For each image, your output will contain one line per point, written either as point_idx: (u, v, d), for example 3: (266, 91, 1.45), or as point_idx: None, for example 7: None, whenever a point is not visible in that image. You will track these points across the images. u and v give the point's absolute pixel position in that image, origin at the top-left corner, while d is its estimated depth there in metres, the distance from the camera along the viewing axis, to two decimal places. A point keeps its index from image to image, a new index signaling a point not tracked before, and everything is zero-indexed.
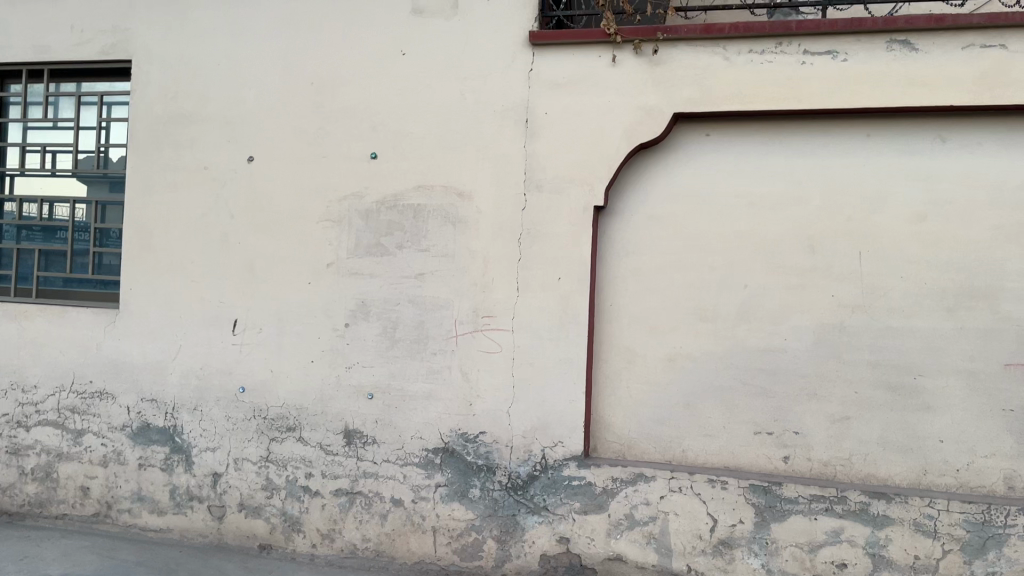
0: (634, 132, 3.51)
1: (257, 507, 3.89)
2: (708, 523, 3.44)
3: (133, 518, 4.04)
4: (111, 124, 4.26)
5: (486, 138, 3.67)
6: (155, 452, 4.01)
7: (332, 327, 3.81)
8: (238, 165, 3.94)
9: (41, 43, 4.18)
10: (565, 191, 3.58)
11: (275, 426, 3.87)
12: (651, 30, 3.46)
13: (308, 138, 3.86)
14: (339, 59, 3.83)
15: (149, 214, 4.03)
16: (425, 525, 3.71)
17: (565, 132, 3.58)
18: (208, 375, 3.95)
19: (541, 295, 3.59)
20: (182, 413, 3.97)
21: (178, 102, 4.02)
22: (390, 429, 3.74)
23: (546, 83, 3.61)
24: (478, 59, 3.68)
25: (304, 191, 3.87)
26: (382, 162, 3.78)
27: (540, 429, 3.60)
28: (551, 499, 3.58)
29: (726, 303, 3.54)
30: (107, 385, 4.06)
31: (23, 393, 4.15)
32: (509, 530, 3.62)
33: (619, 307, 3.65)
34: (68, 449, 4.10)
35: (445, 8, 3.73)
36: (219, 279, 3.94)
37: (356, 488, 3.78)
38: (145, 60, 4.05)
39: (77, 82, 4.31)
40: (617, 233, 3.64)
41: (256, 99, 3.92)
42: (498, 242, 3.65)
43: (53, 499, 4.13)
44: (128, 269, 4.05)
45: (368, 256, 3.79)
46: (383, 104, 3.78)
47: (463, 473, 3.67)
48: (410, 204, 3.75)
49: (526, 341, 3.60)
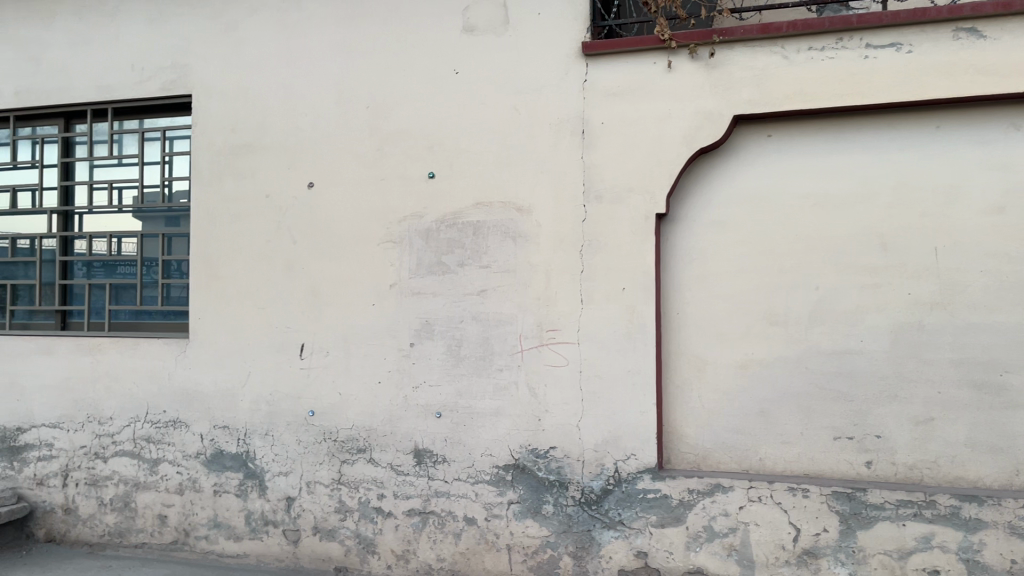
0: (694, 137, 3.46)
1: (331, 530, 3.89)
2: (791, 533, 3.34)
3: (210, 545, 4.06)
4: (174, 158, 4.34)
5: (544, 152, 3.65)
6: (229, 478, 4.04)
7: (397, 347, 3.82)
8: (299, 192, 3.99)
9: (105, 83, 4.29)
10: (626, 200, 3.54)
11: (345, 448, 3.88)
12: (706, 33, 3.42)
13: (367, 161, 3.90)
14: (394, 82, 3.87)
15: (214, 245, 4.10)
16: (499, 544, 3.67)
17: (623, 141, 3.55)
18: (278, 400, 3.98)
19: (607, 306, 3.55)
20: (254, 439, 4.01)
21: (239, 133, 4.09)
22: (460, 447, 3.73)
23: (601, 93, 3.59)
24: (532, 73, 3.68)
25: (364, 214, 3.89)
26: (440, 181, 3.79)
27: (612, 441, 3.54)
28: (626, 513, 3.51)
29: (798, 306, 3.46)
30: (181, 414, 4.12)
31: (100, 426, 4.23)
32: (585, 546, 3.56)
33: (687, 315, 3.59)
34: (145, 479, 4.16)
35: (496, 24, 3.74)
36: (285, 304, 3.99)
37: (429, 507, 3.77)
38: (205, 94, 4.14)
39: (140, 119, 4.42)
40: (680, 241, 3.60)
41: (314, 126, 3.98)
42: (560, 255, 3.62)
43: (132, 528, 4.18)
44: (196, 299, 4.12)
45: (430, 276, 3.80)
46: (439, 123, 3.80)
47: (535, 490, 3.63)
48: (470, 221, 3.75)
49: (594, 354, 3.56)
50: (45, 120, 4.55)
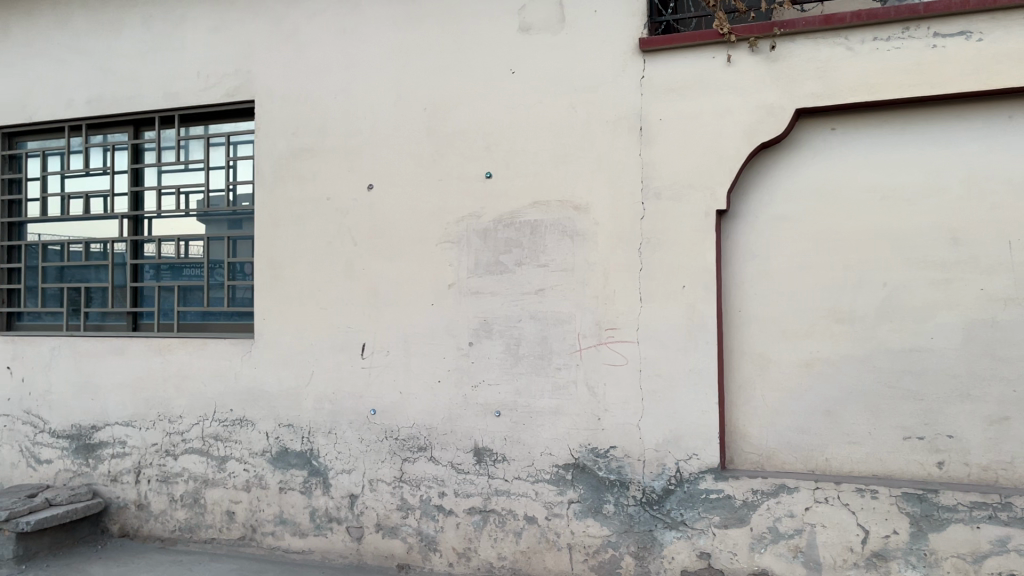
0: (755, 132, 3.41)
1: (394, 527, 3.94)
2: (859, 535, 3.26)
3: (277, 541, 4.14)
4: (238, 163, 4.43)
5: (601, 149, 3.63)
6: (294, 475, 4.12)
7: (456, 346, 3.85)
8: (359, 194, 4.05)
9: (171, 90, 4.41)
10: (686, 197, 3.50)
11: (406, 447, 3.93)
12: (767, 25, 3.36)
13: (425, 162, 3.93)
14: (451, 83, 3.89)
15: (277, 247, 4.19)
16: (560, 542, 3.66)
17: (682, 137, 3.52)
18: (341, 399, 4.05)
19: (667, 304, 3.51)
20: (318, 437, 4.08)
21: (300, 137, 4.17)
22: (519, 446, 3.74)
23: (659, 89, 3.55)
24: (588, 70, 3.66)
25: (423, 215, 3.93)
26: (498, 181, 3.80)
27: (673, 441, 3.51)
28: (688, 513, 3.47)
29: (864, 303, 3.38)
30: (247, 412, 4.21)
31: (170, 424, 4.35)
32: (647, 547, 3.52)
33: (749, 313, 3.54)
34: (213, 475, 4.27)
35: (552, 23, 3.74)
36: (346, 305, 4.05)
37: (489, 506, 3.78)
38: (267, 99, 4.22)
39: (205, 125, 4.53)
40: (741, 237, 3.55)
41: (372, 128, 4.03)
42: (619, 252, 3.60)
43: (201, 524, 4.29)
44: (261, 300, 4.21)
45: (488, 275, 3.81)
46: (495, 123, 3.81)
47: (596, 489, 3.61)
48: (528, 220, 3.75)
49: (654, 352, 3.53)
50: (116, 127, 4.70)
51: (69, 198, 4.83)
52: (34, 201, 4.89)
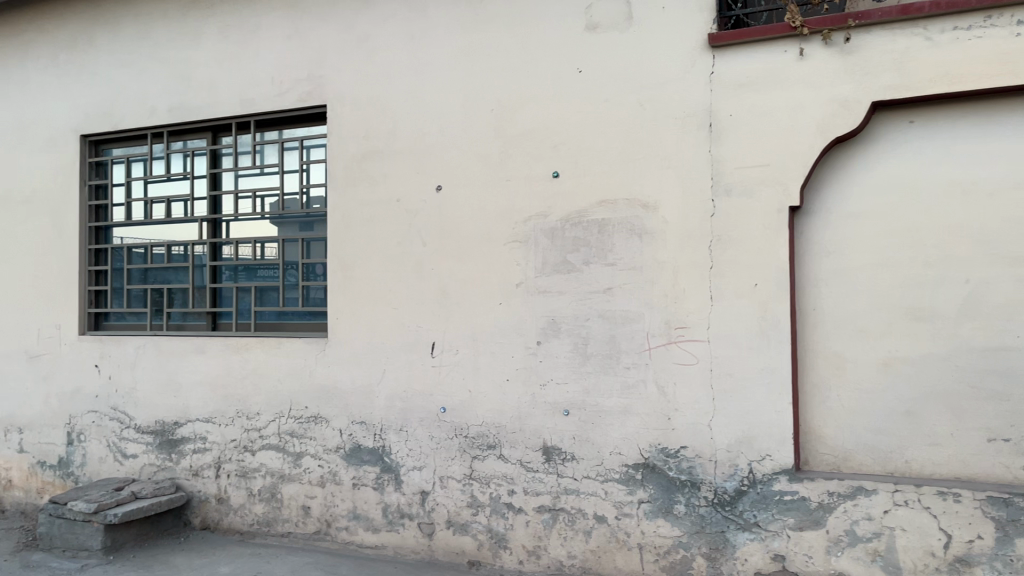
0: (828, 127, 3.34)
1: (464, 524, 3.98)
2: (941, 540, 3.16)
3: (351, 535, 4.23)
4: (311, 166, 4.53)
5: (670, 147, 3.61)
6: (367, 471, 4.20)
7: (525, 346, 3.87)
8: (428, 195, 4.10)
9: (247, 97, 4.55)
10: (757, 194, 3.45)
11: (476, 444, 3.97)
12: (841, 17, 3.29)
13: (492, 163, 3.96)
14: (518, 84, 3.92)
15: (350, 248, 4.28)
16: (630, 542, 3.64)
17: (753, 133, 3.47)
18: (412, 397, 4.11)
19: (739, 303, 3.47)
20: (389, 434, 4.16)
21: (370, 141, 4.25)
22: (588, 446, 3.74)
23: (729, 85, 3.51)
24: (656, 67, 3.64)
25: (491, 215, 3.96)
26: (565, 180, 3.81)
27: (746, 441, 3.46)
28: (762, 515, 3.42)
29: (944, 301, 3.28)
30: (321, 410, 4.31)
31: (248, 420, 4.49)
32: (719, 548, 3.48)
33: (823, 311, 3.47)
34: (289, 471, 4.38)
35: (619, 21, 3.73)
36: (416, 305, 4.12)
37: (559, 504, 3.79)
38: (339, 104, 4.32)
39: (279, 130, 4.65)
40: (814, 234, 3.48)
41: (441, 130, 4.08)
42: (688, 251, 3.57)
43: (278, 518, 4.41)
44: (334, 300, 4.31)
45: (556, 274, 3.82)
46: (563, 123, 3.82)
47: (666, 489, 3.59)
48: (596, 219, 3.75)
49: (725, 352, 3.49)
50: (195, 134, 4.87)
51: (152, 202, 5.02)
52: (119, 206, 5.10)
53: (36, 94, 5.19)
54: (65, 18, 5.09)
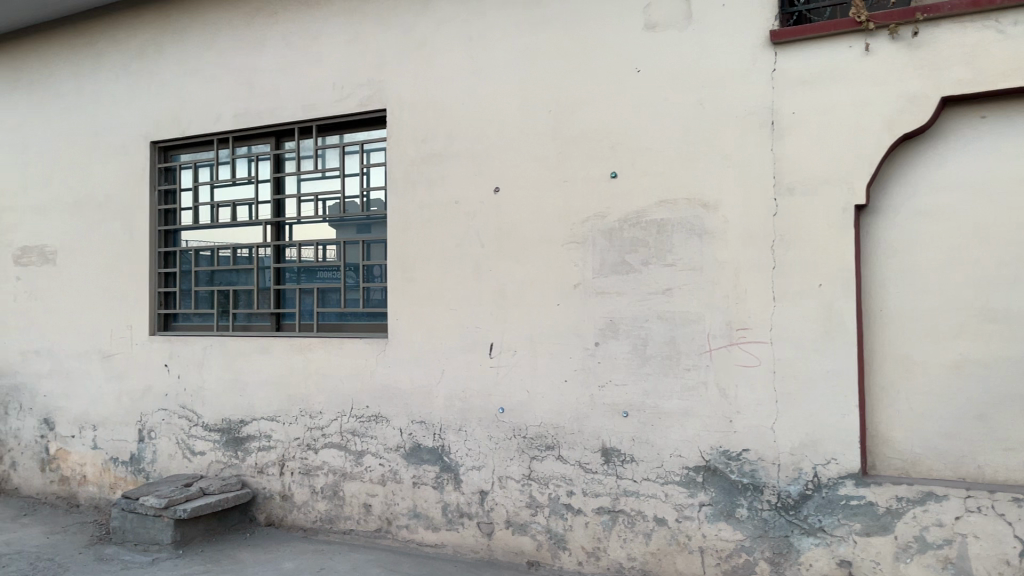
0: (895, 123, 3.26)
1: (523, 524, 3.99)
2: (1017, 548, 3.06)
3: (411, 534, 4.28)
4: (371, 169, 4.60)
5: (730, 145, 3.56)
6: (426, 471, 4.25)
7: (583, 346, 3.87)
8: (486, 197, 4.13)
9: (309, 102, 4.64)
10: (821, 192, 3.39)
11: (535, 445, 3.97)
12: (909, 11, 3.21)
13: (550, 164, 3.97)
14: (575, 85, 3.92)
15: (410, 250, 4.34)
16: (691, 545, 3.60)
17: (817, 131, 3.41)
18: (471, 397, 4.14)
19: (802, 303, 3.41)
20: (448, 434, 4.19)
21: (429, 143, 4.30)
22: (648, 447, 3.71)
23: (791, 82, 3.46)
24: (716, 65, 3.60)
25: (549, 216, 3.97)
26: (624, 180, 3.80)
27: (810, 445, 3.40)
28: (827, 519, 3.35)
29: (1019, 301, 3.18)
30: (382, 409, 4.37)
31: (311, 419, 4.57)
32: (783, 553, 3.42)
33: (890, 312, 3.39)
34: (351, 469, 4.45)
35: (678, 19, 3.70)
36: (475, 306, 4.15)
37: (619, 506, 3.77)
38: (398, 107, 4.38)
39: (340, 134, 4.73)
40: (881, 233, 3.40)
41: (499, 132, 4.11)
42: (750, 251, 3.52)
43: (341, 515, 4.48)
44: (394, 301, 4.37)
45: (614, 275, 3.81)
46: (621, 122, 3.81)
47: (728, 492, 3.54)
48: (654, 220, 3.73)
49: (788, 353, 3.43)
50: (260, 139, 4.98)
51: (218, 206, 5.15)
52: (187, 210, 5.25)
53: (108, 102, 5.37)
54: (135, 29, 5.25)
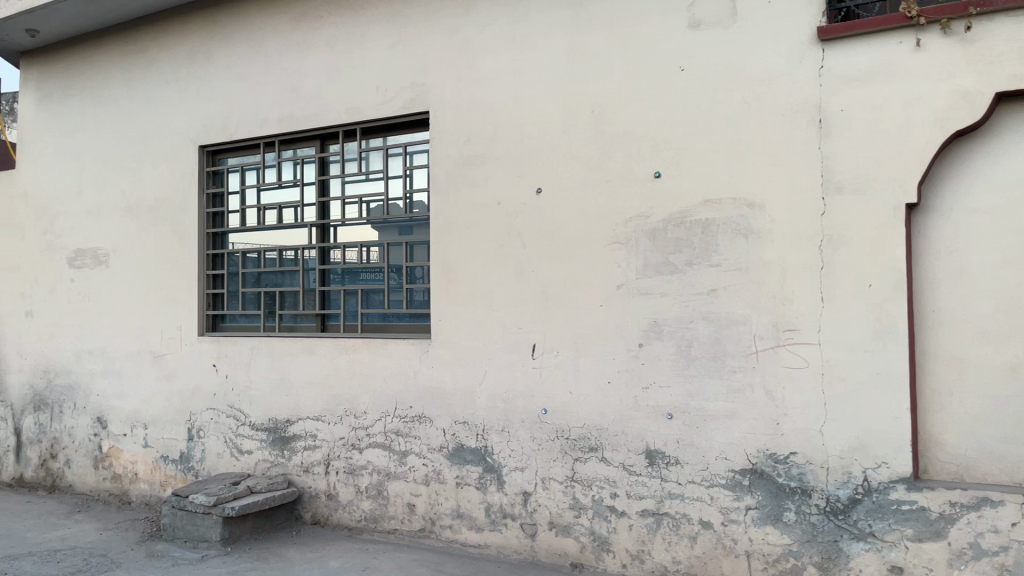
0: (948, 120, 3.19)
1: (567, 526, 3.98)
2: None
3: (455, 534, 4.29)
4: (415, 172, 4.62)
5: (776, 144, 3.52)
6: (470, 471, 4.26)
7: (626, 348, 3.84)
8: (529, 198, 4.13)
9: (353, 105, 4.69)
10: (870, 191, 3.32)
11: (578, 446, 3.96)
12: (962, 5, 3.14)
13: (592, 164, 3.96)
14: (618, 85, 3.90)
15: (453, 251, 4.36)
16: (737, 549, 3.56)
17: (865, 128, 3.34)
18: (514, 398, 4.14)
19: (851, 304, 3.35)
20: (491, 435, 4.20)
21: (472, 145, 4.31)
22: (693, 450, 3.68)
23: (839, 79, 3.40)
24: (762, 63, 3.56)
25: (592, 216, 3.95)
26: (668, 180, 3.77)
27: (860, 448, 3.33)
28: (878, 525, 3.28)
29: None
30: (425, 409, 4.40)
31: (355, 419, 4.61)
32: (832, 558, 3.36)
33: (943, 312, 3.31)
34: (395, 469, 4.48)
35: (722, 17, 3.66)
36: (517, 306, 4.15)
37: (663, 508, 3.74)
38: (441, 110, 4.40)
39: (384, 137, 4.76)
40: (933, 232, 3.32)
41: (541, 133, 4.11)
42: (797, 251, 3.47)
43: (385, 515, 4.51)
44: (437, 302, 4.39)
45: (658, 275, 3.78)
46: (664, 122, 3.78)
47: (775, 496, 3.49)
48: (699, 220, 3.69)
49: (837, 355, 3.37)
50: (305, 142, 5.04)
51: (265, 209, 5.23)
52: (235, 213, 5.34)
53: (158, 108, 5.49)
54: (184, 35, 5.36)
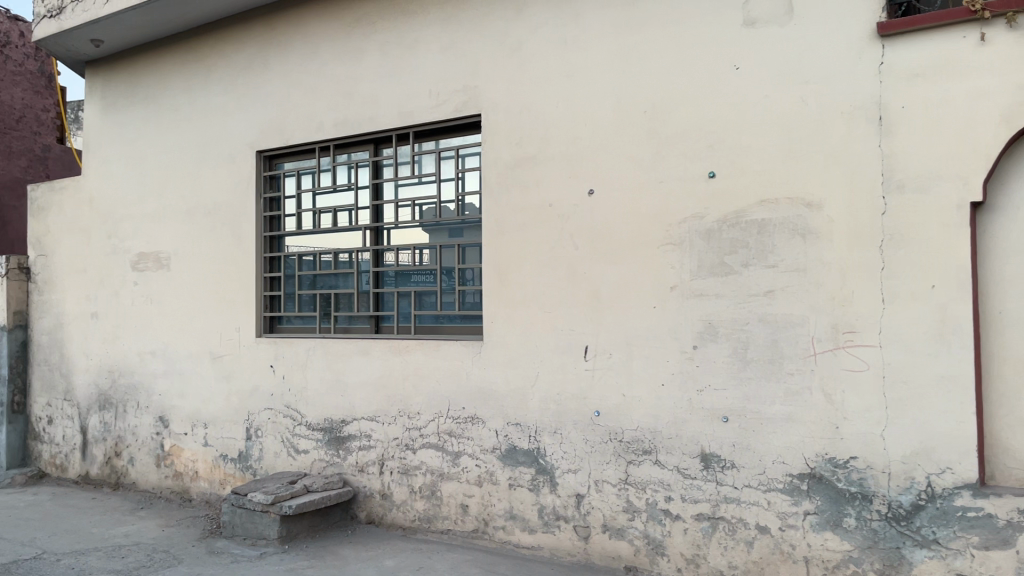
0: (1014, 116, 3.10)
1: (621, 528, 3.96)
2: None
3: (508, 535, 4.30)
4: (466, 174, 4.63)
5: (834, 142, 3.45)
6: (523, 473, 4.27)
7: (681, 350, 3.81)
8: (581, 199, 4.12)
9: (406, 109, 4.74)
10: (933, 189, 3.24)
11: (631, 449, 3.94)
12: None
13: (646, 165, 3.93)
14: (671, 85, 3.87)
15: (505, 253, 4.37)
16: (796, 555, 3.50)
17: (927, 125, 3.27)
18: (566, 400, 4.14)
19: (913, 305, 3.27)
20: (544, 436, 4.20)
21: (523, 147, 4.32)
22: (750, 453, 3.62)
23: (900, 75, 3.33)
24: (819, 60, 3.50)
25: (645, 217, 3.93)
26: (722, 181, 3.72)
27: (923, 453, 3.25)
28: (942, 532, 3.20)
29: None
30: (478, 411, 4.42)
31: (409, 419, 4.66)
32: (894, 565, 3.28)
33: (1010, 314, 3.22)
34: (448, 470, 4.51)
35: (778, 15, 3.61)
36: (570, 308, 4.14)
37: (719, 513, 3.70)
38: (493, 112, 4.42)
39: (436, 140, 4.80)
40: (999, 231, 3.23)
41: (593, 134, 4.10)
42: (856, 251, 3.40)
43: (438, 515, 4.55)
44: (490, 304, 4.41)
45: (712, 277, 3.74)
46: (719, 121, 3.74)
47: (834, 501, 3.42)
48: (755, 220, 3.64)
49: (899, 357, 3.30)
50: (358, 147, 5.10)
51: (319, 213, 5.31)
52: (291, 217, 5.44)
53: (216, 114, 5.62)
54: (242, 43, 5.48)
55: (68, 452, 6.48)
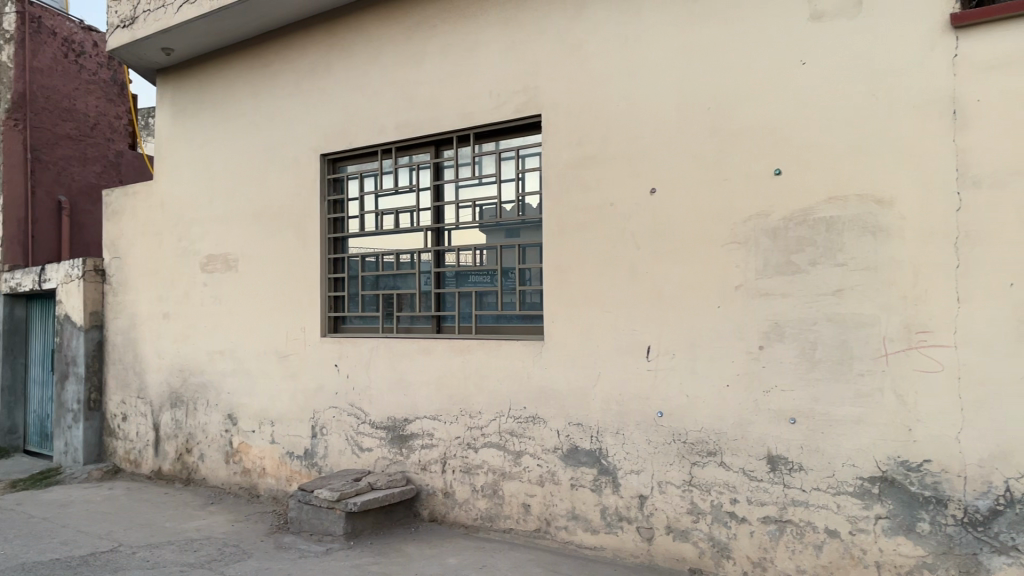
0: None
1: (684, 530, 3.92)
2: None
3: (570, 535, 4.30)
4: (526, 175, 4.64)
5: (906, 137, 3.36)
6: (585, 473, 4.26)
7: (746, 350, 3.76)
8: (643, 198, 4.10)
9: (467, 111, 4.77)
10: (1012, 185, 3.13)
11: (696, 450, 3.90)
12: None
13: (709, 162, 3.89)
14: (735, 82, 3.82)
15: (566, 253, 4.37)
16: (867, 560, 3.42)
17: (1006, 118, 3.15)
18: (629, 400, 4.11)
19: (991, 304, 3.16)
20: (606, 436, 4.19)
21: (585, 147, 4.31)
22: (818, 455, 3.55)
23: (976, 67, 3.22)
24: (890, 53, 3.41)
25: (708, 216, 3.88)
26: (789, 178, 3.66)
27: (1001, 457, 3.14)
28: (1022, 538, 3.09)
29: None
30: (540, 410, 4.42)
31: (470, 419, 4.69)
32: (971, 572, 3.18)
33: None
34: (510, 469, 4.53)
35: (847, 7, 3.53)
36: (632, 307, 4.12)
37: (786, 516, 3.63)
38: (553, 112, 4.42)
39: (496, 140, 4.81)
40: None
41: (656, 133, 4.07)
42: (930, 248, 3.30)
43: (500, 514, 4.57)
44: (551, 304, 4.41)
45: (779, 275, 3.68)
46: (785, 118, 3.68)
47: (907, 505, 3.33)
48: (823, 218, 3.57)
49: (975, 358, 3.19)
50: (420, 149, 5.15)
51: (382, 214, 5.37)
52: (354, 218, 5.51)
53: (281, 119, 5.75)
54: (306, 48, 5.59)
55: (141, 448, 6.70)
